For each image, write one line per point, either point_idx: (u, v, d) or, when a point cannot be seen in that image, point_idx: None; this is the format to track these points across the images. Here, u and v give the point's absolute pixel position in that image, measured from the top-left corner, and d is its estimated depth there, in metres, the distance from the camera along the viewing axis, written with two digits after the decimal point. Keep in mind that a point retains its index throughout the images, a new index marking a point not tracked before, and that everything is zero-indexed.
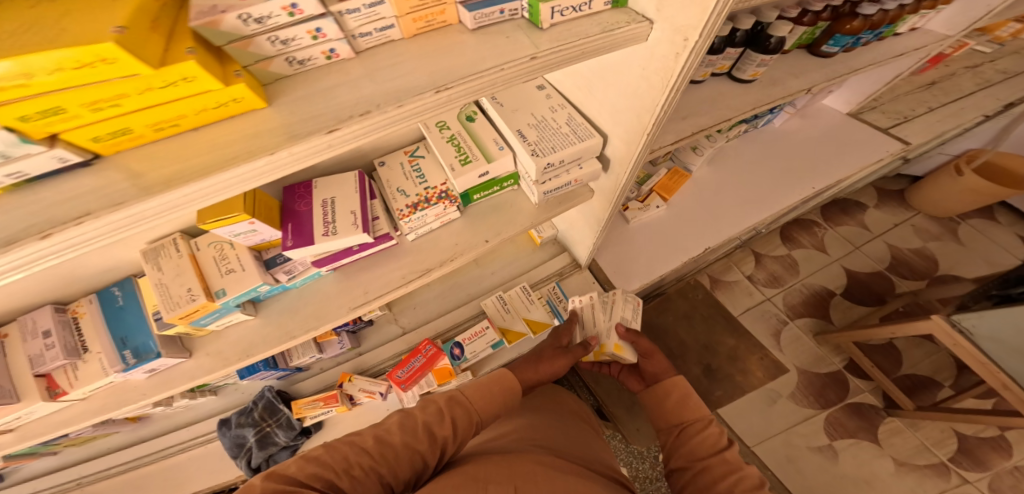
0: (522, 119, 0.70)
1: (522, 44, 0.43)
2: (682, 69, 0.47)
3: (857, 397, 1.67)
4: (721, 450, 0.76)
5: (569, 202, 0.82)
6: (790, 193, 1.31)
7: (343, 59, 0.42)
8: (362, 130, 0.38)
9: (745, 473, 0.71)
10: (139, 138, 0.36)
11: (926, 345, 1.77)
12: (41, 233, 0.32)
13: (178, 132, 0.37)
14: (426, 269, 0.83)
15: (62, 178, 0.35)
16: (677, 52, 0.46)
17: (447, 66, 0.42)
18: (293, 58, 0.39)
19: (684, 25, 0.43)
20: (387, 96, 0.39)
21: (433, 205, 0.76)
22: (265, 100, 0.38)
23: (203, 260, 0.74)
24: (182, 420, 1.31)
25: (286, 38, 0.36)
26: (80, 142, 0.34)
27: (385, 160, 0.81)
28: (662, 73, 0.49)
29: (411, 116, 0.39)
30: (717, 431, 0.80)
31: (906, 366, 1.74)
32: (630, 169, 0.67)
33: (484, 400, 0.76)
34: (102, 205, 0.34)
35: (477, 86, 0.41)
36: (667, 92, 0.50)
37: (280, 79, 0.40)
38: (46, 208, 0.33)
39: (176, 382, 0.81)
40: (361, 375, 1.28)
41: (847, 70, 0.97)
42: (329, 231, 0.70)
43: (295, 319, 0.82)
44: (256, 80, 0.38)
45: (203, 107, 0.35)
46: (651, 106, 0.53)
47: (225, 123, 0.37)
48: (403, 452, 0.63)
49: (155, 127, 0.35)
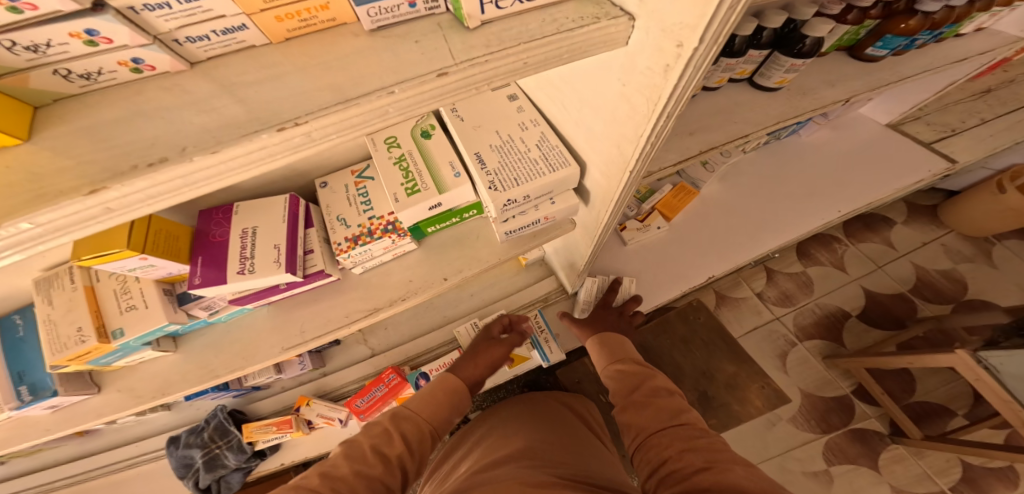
0: (485, 138, 0.55)
1: (435, 52, 0.29)
2: (674, 90, 0.33)
3: (861, 423, 1.50)
4: (643, 385, 0.69)
5: (545, 236, 0.69)
6: (810, 216, 1.15)
7: (165, 73, 0.28)
8: (158, 185, 0.25)
9: (663, 402, 0.64)
10: None
11: (943, 372, 1.55)
12: None
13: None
14: (374, 308, 0.69)
15: None
16: (667, 64, 0.31)
17: (314, 88, 0.27)
18: (68, 72, 0.26)
19: (676, 24, 0.29)
20: (204, 135, 0.25)
21: (377, 239, 0.62)
22: (25, 132, 0.26)
23: (102, 294, 0.61)
24: (132, 435, 1.21)
25: (30, 42, 0.23)
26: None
27: (327, 180, 0.67)
28: (647, 92, 0.35)
29: (246, 163, 0.26)
30: (644, 367, 0.73)
31: (918, 392, 1.53)
32: (613, 206, 0.53)
33: (431, 407, 0.69)
34: None
35: (354, 119, 0.27)
36: (654, 119, 0.35)
37: (63, 99, 0.27)
38: None
39: (79, 420, 0.70)
40: (321, 398, 1.19)
41: (895, 79, 0.80)
42: (246, 268, 0.55)
43: (217, 356, 0.70)
44: (6, 100, 0.25)
45: None
46: (634, 136, 0.39)
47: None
48: (355, 482, 0.55)
49: None
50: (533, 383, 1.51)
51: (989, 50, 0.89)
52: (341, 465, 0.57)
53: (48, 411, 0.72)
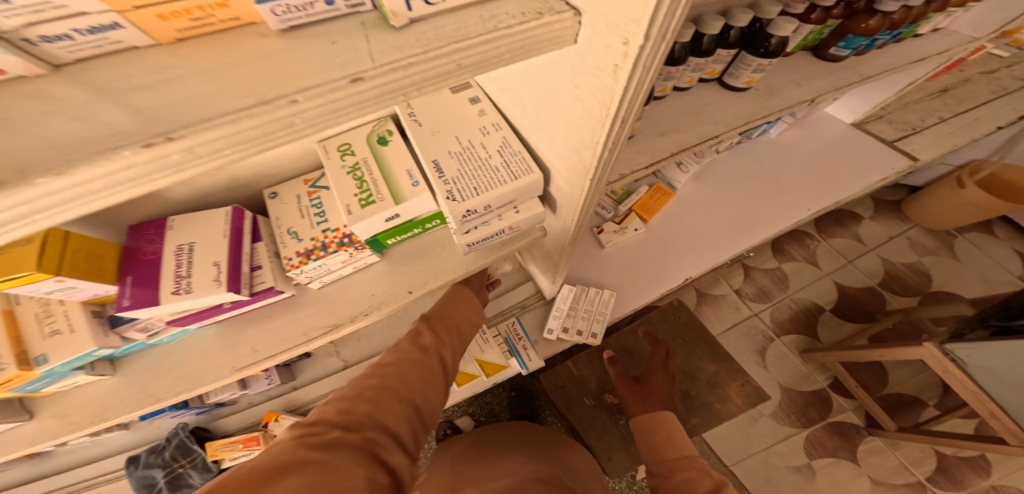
0: (442, 144, 0.51)
1: (350, 55, 0.25)
2: (628, 92, 0.30)
3: (838, 416, 1.52)
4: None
5: (514, 244, 0.65)
6: (786, 214, 1.15)
7: (20, 76, 0.23)
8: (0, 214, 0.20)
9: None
10: None
11: (913, 362, 1.59)
12: None
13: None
14: (335, 324, 0.65)
15: None
16: (616, 63, 0.28)
17: (205, 96, 0.23)
18: None
19: (622, 19, 0.26)
20: (48, 153, 0.20)
21: (332, 253, 0.58)
22: None
23: (23, 318, 0.54)
24: (85, 457, 1.13)
25: None
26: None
27: (277, 191, 0.62)
28: (599, 94, 0.32)
29: (115, 184, 0.22)
30: (711, 473, 0.81)
31: (890, 384, 1.56)
32: (580, 214, 0.50)
33: (449, 305, 0.73)
34: None
35: (250, 131, 0.23)
36: (609, 124, 0.33)
37: None
38: None
39: (9, 450, 0.63)
40: (291, 413, 1.13)
41: (858, 79, 0.79)
42: (182, 288, 0.50)
43: (161, 380, 0.64)
44: None
45: None
46: (591, 142, 0.36)
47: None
48: (404, 363, 0.60)
49: None
50: (519, 387, 1.52)
51: (945, 50, 0.90)
52: (386, 356, 0.62)
53: None
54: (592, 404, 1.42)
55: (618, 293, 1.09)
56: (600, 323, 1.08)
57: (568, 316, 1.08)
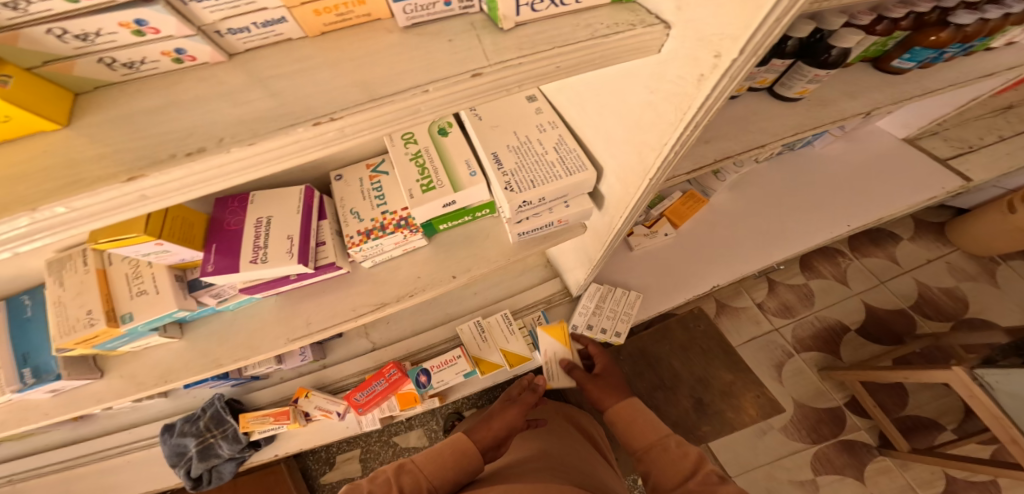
0: (502, 138, 0.55)
1: (466, 53, 0.29)
2: (707, 101, 0.31)
3: (851, 434, 1.51)
4: (697, 471, 0.74)
5: (556, 238, 0.68)
6: (818, 231, 1.15)
7: (204, 63, 0.28)
8: (194, 175, 0.24)
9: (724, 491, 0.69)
10: None
11: (935, 386, 1.55)
12: None
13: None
14: (381, 302, 0.69)
15: None
16: (701, 73, 0.30)
17: (351, 83, 0.27)
18: (114, 61, 0.26)
19: (717, 34, 0.27)
20: (235, 126, 0.25)
21: (389, 234, 0.62)
22: (66, 116, 0.26)
23: (114, 277, 0.57)
24: (126, 421, 1.22)
25: (82, 32, 0.23)
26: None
27: (342, 173, 0.67)
28: (676, 100, 0.33)
29: (277, 157, 0.26)
30: (689, 449, 0.79)
31: (909, 406, 1.53)
32: (629, 213, 0.52)
33: (434, 465, 0.73)
34: None
35: (383, 117, 0.27)
36: (681, 128, 0.34)
37: (104, 87, 0.27)
38: None
39: (80, 404, 0.68)
40: (320, 390, 1.20)
41: (921, 93, 0.76)
42: (259, 258, 0.55)
43: (223, 346, 0.69)
44: (52, 87, 0.25)
45: None
46: (658, 144, 0.38)
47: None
48: None
49: None
50: None
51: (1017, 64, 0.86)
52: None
53: (48, 395, 0.70)
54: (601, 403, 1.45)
55: (644, 295, 1.11)
56: (624, 323, 1.08)
57: (592, 315, 1.09)
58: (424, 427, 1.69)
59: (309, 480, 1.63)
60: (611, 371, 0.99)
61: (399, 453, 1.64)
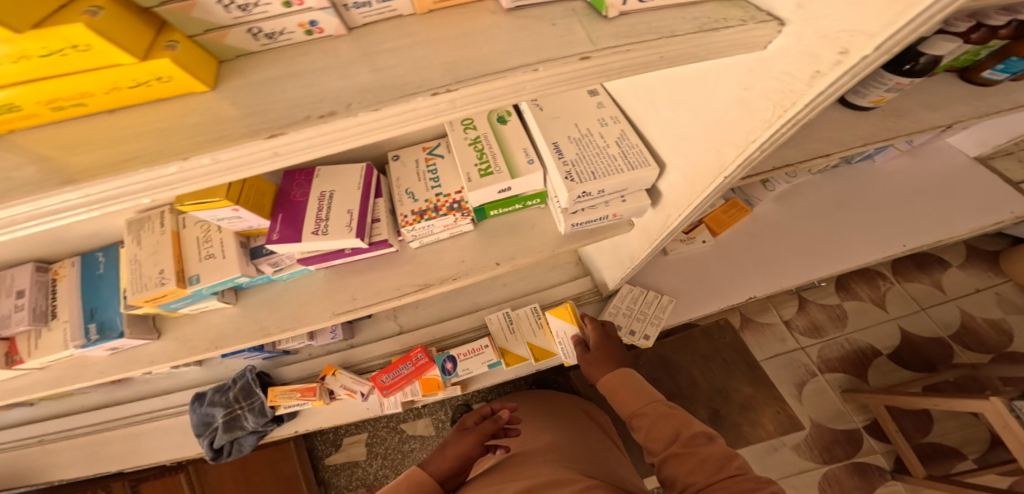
0: (563, 129, 0.56)
1: (571, 36, 0.30)
2: (816, 98, 0.30)
3: (866, 457, 1.47)
4: (681, 434, 0.75)
5: (602, 233, 0.69)
6: (867, 250, 1.12)
7: (329, 36, 0.30)
8: (321, 136, 0.26)
9: (706, 451, 0.70)
10: (36, 117, 0.27)
11: (963, 416, 1.48)
12: None
13: (89, 113, 0.27)
14: (425, 283, 0.71)
15: None
16: (817, 70, 0.28)
17: (465, 57, 0.29)
18: (259, 31, 0.28)
19: (847, 31, 0.26)
20: (361, 93, 0.27)
21: (442, 215, 0.64)
22: (211, 81, 0.28)
23: (186, 240, 0.61)
24: (160, 387, 1.29)
25: (244, 2, 0.26)
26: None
27: (399, 154, 0.70)
28: (776, 97, 0.33)
29: (393, 123, 0.27)
30: (675, 411, 0.79)
31: (932, 433, 1.47)
32: (690, 211, 0.51)
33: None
34: None
35: (492, 91, 0.28)
36: (778, 125, 0.33)
37: (243, 56, 0.30)
38: None
39: (136, 365, 0.70)
40: (346, 369, 1.22)
41: (1013, 106, 0.72)
42: (320, 229, 0.58)
43: (273, 315, 0.72)
44: (205, 54, 0.28)
45: (115, 86, 0.25)
46: (744, 141, 0.37)
47: (154, 109, 0.27)
48: None
49: (52, 105, 0.26)
50: (543, 381, 1.63)
51: None
52: None
53: (107, 353, 0.72)
54: None
55: (677, 301, 1.10)
56: (654, 326, 1.08)
57: (631, 321, 1.07)
58: (433, 416, 1.71)
59: (315, 459, 1.70)
60: (606, 341, 0.97)
61: (404, 440, 1.69)
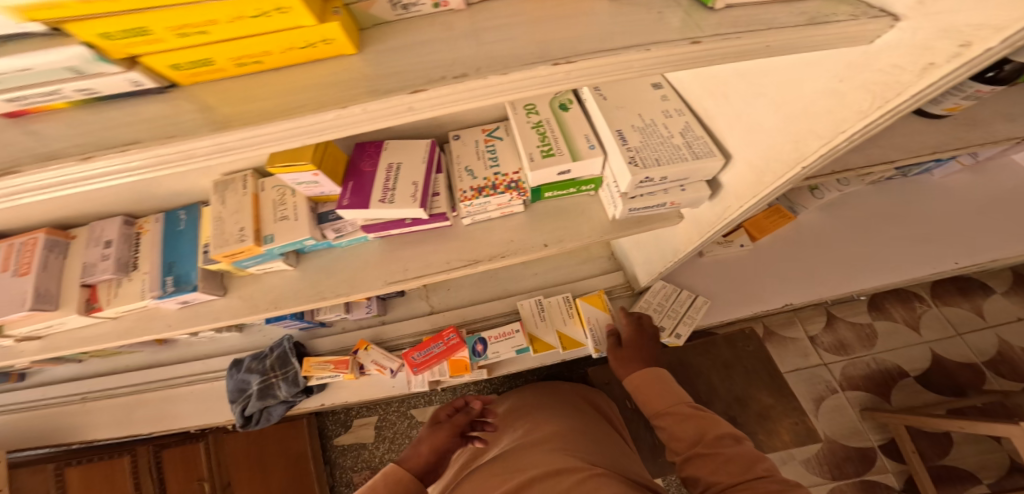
0: (627, 118, 0.58)
1: (679, 23, 0.32)
2: (923, 90, 0.32)
3: (876, 475, 1.47)
4: (706, 435, 0.74)
5: (648, 223, 0.71)
6: (916, 267, 1.10)
7: (451, 10, 0.34)
8: (452, 95, 0.29)
9: (731, 452, 0.69)
10: (219, 72, 0.30)
11: (985, 442, 1.44)
12: (84, 155, 0.28)
13: (260, 70, 0.31)
14: (474, 260, 0.74)
15: (132, 102, 0.31)
16: (932, 62, 0.30)
17: (578, 34, 0.31)
18: (398, 1, 0.32)
19: (972, 24, 0.27)
20: (489, 60, 0.30)
21: (499, 193, 0.67)
22: (357, 46, 0.32)
23: (263, 202, 0.67)
24: (202, 351, 1.36)
25: None
26: (158, 69, 0.29)
27: (460, 134, 0.74)
28: (877, 89, 0.34)
29: (513, 89, 0.30)
30: (703, 413, 0.79)
31: (949, 456, 1.44)
32: (754, 203, 0.53)
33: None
34: (164, 135, 0.28)
35: (604, 67, 0.31)
36: (877, 115, 0.35)
37: (379, 25, 0.34)
38: (112, 128, 0.29)
39: (203, 319, 0.75)
40: (378, 345, 1.25)
41: None
42: (387, 198, 0.62)
43: (329, 279, 0.76)
44: (353, 21, 0.32)
45: (289, 46, 0.29)
46: (832, 132, 0.39)
47: (309, 67, 0.31)
48: None
49: (237, 61, 0.30)
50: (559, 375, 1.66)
51: None
52: None
53: (176, 308, 0.77)
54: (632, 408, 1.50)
55: (711, 302, 1.10)
56: (686, 325, 1.08)
57: (665, 317, 1.09)
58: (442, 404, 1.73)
59: (324, 438, 1.75)
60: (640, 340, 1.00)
61: (413, 426, 1.73)
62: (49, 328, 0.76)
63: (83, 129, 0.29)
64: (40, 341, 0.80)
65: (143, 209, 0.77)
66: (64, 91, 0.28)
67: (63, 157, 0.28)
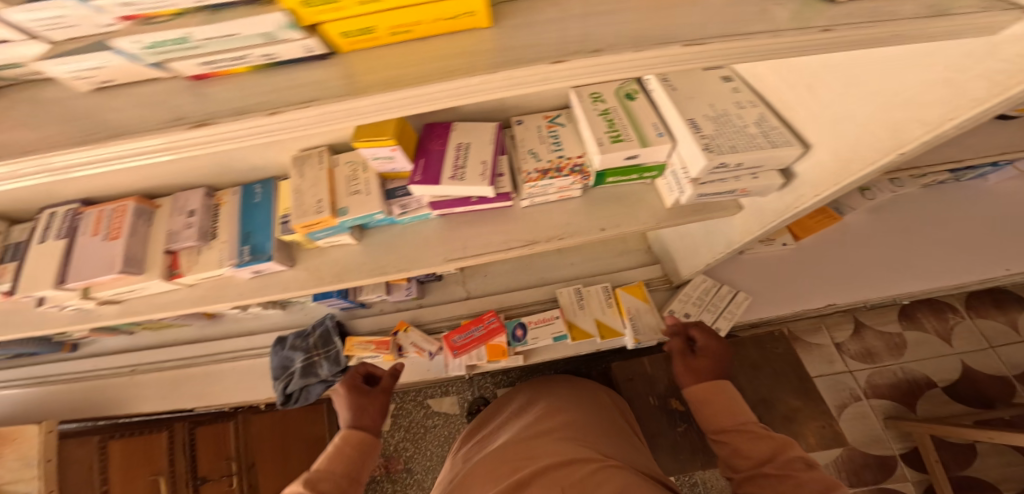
0: (699, 108, 0.59)
1: (794, 16, 0.35)
2: None
3: (897, 483, 1.47)
4: (777, 456, 0.71)
5: (707, 212, 0.73)
6: (968, 273, 1.08)
7: None
8: (594, 69, 0.33)
9: (806, 476, 0.65)
10: (375, 40, 0.36)
11: (1010, 454, 1.42)
12: (273, 111, 0.33)
13: (407, 40, 0.36)
14: (532, 240, 0.76)
15: (299, 66, 0.36)
16: None
17: (689, 21, 0.35)
18: None
19: None
20: (621, 39, 0.34)
21: (563, 176, 0.70)
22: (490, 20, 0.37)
23: (337, 176, 0.71)
24: (246, 327, 1.42)
25: None
26: (332, 36, 0.35)
27: (523, 119, 0.77)
28: (995, 79, 0.36)
29: (643, 68, 0.34)
30: (773, 433, 0.75)
31: (972, 467, 1.42)
32: (832, 192, 0.54)
33: (343, 465, 0.74)
34: (332, 94, 0.34)
35: (732, 50, 0.34)
36: (994, 104, 0.36)
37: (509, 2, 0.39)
38: (286, 89, 0.35)
39: (272, 289, 0.79)
40: (417, 327, 1.28)
41: None
42: (458, 176, 0.66)
43: (391, 254, 0.79)
44: None
45: (438, 17, 0.34)
46: (936, 121, 0.40)
47: (449, 38, 0.36)
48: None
49: (392, 31, 0.35)
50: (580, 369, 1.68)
51: None
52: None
53: (247, 277, 0.81)
54: (654, 405, 1.41)
55: (753, 298, 1.11)
56: (726, 320, 1.09)
57: (707, 310, 1.10)
58: (458, 395, 1.78)
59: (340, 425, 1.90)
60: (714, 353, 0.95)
61: (428, 415, 1.78)
62: (131, 293, 0.81)
63: (266, 87, 0.36)
64: (118, 306, 0.85)
65: (221, 182, 0.82)
66: (251, 56, 0.35)
67: (255, 112, 0.34)
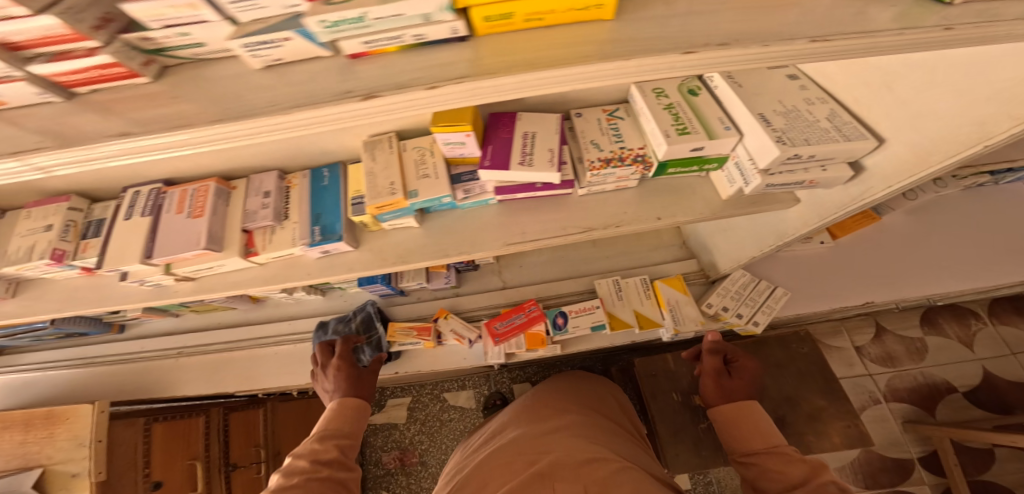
0: (767, 104, 0.62)
1: (906, 14, 0.39)
2: None
3: (913, 486, 1.48)
4: (810, 481, 0.69)
5: (765, 204, 0.76)
6: (1008, 275, 1.10)
7: None
8: (722, 60, 0.37)
9: None
10: (509, 25, 0.41)
11: None
12: (430, 86, 0.38)
13: (538, 26, 0.41)
14: (588, 228, 0.79)
15: (442, 46, 0.41)
16: None
17: (800, 19, 0.39)
18: None
19: None
20: (743, 33, 0.38)
21: (625, 165, 0.73)
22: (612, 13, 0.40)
23: (406, 160, 0.75)
24: (287, 312, 1.46)
25: None
26: (475, 19, 0.40)
27: (582, 112, 0.80)
28: None
29: (762, 61, 0.38)
30: (806, 457, 0.74)
31: (989, 471, 1.43)
32: (907, 183, 0.58)
33: (348, 426, 0.84)
34: (479, 73, 0.38)
35: (843, 48, 0.38)
36: None
37: None
38: (431, 67, 0.40)
39: (341, 268, 0.83)
40: (456, 315, 1.32)
41: None
42: (526, 161, 0.70)
43: (452, 238, 0.83)
44: None
45: (573, 7, 0.38)
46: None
47: (576, 28, 0.40)
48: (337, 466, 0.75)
49: (527, 18, 0.39)
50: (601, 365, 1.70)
51: None
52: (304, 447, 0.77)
53: (316, 257, 0.85)
54: (678, 401, 1.42)
55: (791, 295, 1.13)
56: (764, 314, 1.12)
57: (744, 305, 1.13)
58: (475, 390, 1.82)
59: None
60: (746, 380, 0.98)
61: (445, 409, 1.81)
62: (209, 270, 0.85)
63: (415, 65, 0.41)
64: (192, 282, 0.89)
65: (293, 166, 0.87)
66: (404, 36, 0.41)
67: (413, 86, 0.39)
